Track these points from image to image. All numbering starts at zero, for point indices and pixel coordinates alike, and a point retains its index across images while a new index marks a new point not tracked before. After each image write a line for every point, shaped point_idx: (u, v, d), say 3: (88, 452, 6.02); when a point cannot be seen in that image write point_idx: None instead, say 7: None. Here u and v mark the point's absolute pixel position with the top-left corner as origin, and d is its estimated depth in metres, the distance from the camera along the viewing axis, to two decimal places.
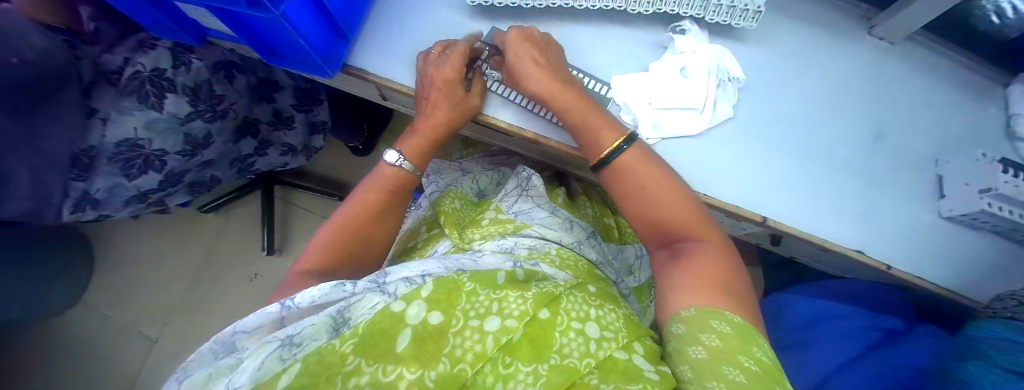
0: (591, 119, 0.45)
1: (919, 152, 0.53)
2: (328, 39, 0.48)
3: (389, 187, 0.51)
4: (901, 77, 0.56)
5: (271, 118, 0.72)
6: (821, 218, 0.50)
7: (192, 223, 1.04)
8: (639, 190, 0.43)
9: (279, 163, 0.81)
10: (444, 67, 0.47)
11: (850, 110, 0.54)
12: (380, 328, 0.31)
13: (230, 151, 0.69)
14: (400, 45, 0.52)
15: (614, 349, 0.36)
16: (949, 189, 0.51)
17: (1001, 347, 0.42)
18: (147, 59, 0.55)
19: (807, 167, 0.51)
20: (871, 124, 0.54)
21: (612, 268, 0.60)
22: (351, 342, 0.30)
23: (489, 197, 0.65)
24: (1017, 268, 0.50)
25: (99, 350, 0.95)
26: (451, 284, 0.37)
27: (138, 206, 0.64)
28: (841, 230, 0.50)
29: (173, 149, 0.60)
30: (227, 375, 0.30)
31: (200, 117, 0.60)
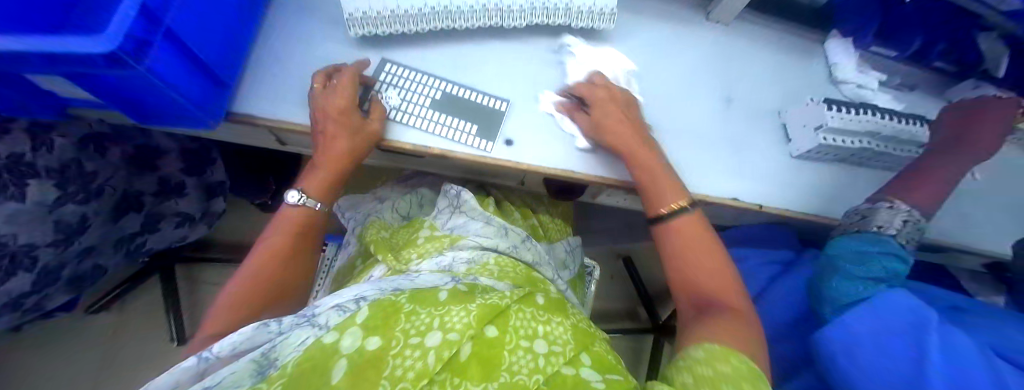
0: (656, 179, 0.50)
1: (765, 108, 0.63)
2: (207, 91, 0.46)
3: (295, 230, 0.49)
4: (740, 50, 0.66)
5: (156, 189, 0.67)
6: (706, 177, 0.57)
7: (80, 332, 0.89)
8: (691, 248, 0.47)
9: (176, 236, 0.75)
10: (332, 96, 0.48)
11: (706, 83, 0.63)
12: (309, 363, 0.31)
13: (111, 232, 0.63)
14: (286, 88, 0.51)
15: (562, 364, 0.37)
16: (793, 134, 0.61)
17: (858, 259, 0.50)
18: (1, 146, 0.50)
19: (684, 136, 0.59)
20: (724, 92, 0.63)
21: (549, 263, 0.63)
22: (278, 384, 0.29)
23: (421, 216, 0.66)
24: (856, 186, 0.62)
25: None
26: (389, 307, 0.37)
27: (10, 316, 0.55)
28: (723, 185, 0.57)
29: (44, 241, 0.53)
30: None
31: (71, 199, 0.54)
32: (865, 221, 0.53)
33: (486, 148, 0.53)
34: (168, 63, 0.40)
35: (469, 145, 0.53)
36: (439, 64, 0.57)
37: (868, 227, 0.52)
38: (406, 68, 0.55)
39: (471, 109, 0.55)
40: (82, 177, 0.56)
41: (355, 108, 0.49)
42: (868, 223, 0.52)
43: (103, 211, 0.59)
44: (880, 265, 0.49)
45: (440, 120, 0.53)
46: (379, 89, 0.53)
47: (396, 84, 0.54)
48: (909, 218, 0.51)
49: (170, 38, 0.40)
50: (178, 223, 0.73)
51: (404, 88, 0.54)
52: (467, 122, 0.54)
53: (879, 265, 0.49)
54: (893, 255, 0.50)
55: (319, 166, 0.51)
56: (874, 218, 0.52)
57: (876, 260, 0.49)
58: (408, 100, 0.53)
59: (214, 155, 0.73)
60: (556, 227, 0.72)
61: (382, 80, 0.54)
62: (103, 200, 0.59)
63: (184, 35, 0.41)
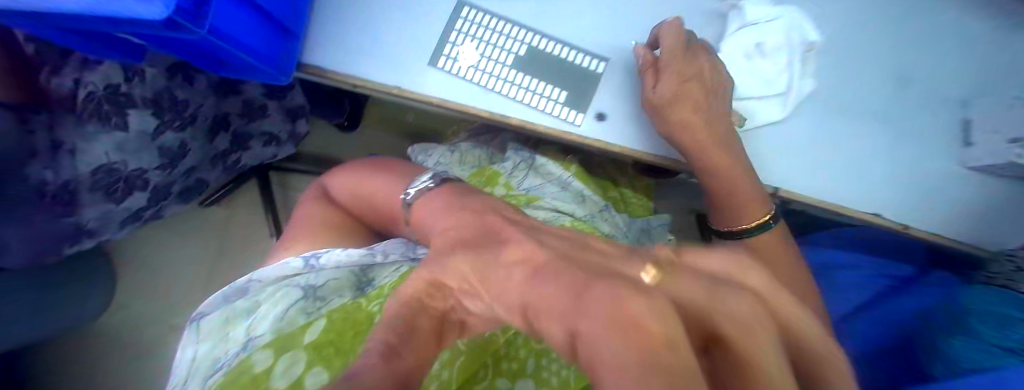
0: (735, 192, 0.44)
1: (944, 95, 0.48)
2: (276, 43, 0.43)
3: (373, 165, 0.57)
4: (917, 7, 0.50)
5: (241, 108, 0.66)
6: (839, 182, 0.46)
7: (197, 217, 0.97)
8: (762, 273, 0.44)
9: (267, 155, 0.74)
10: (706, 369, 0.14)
11: (869, 53, 0.48)
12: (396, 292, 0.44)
13: (208, 151, 0.65)
14: (363, 37, 0.46)
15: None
16: (978, 137, 0.46)
17: (996, 322, 0.43)
18: (96, 77, 0.52)
19: (823, 125, 0.47)
20: (893, 69, 0.48)
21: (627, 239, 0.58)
22: (376, 304, 0.43)
23: (487, 165, 0.64)
24: None
25: (124, 352, 0.90)
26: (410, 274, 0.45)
27: (135, 224, 0.64)
28: (859, 192, 0.46)
29: (151, 166, 0.58)
30: (243, 319, 0.45)
31: (168, 127, 0.57)
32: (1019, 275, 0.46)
33: (576, 122, 0.46)
34: (231, 18, 0.37)
35: (555, 116, 0.46)
36: (527, 12, 0.48)
37: (1007, 279, 0.46)
38: (490, 16, 0.47)
39: (561, 72, 0.47)
40: (174, 107, 0.57)
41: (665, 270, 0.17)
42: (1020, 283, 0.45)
43: (199, 138, 0.62)
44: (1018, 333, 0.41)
45: (522, 83, 0.46)
46: (455, 41, 0.46)
47: (477, 36, 0.47)
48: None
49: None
50: (264, 141, 0.72)
51: (484, 42, 0.47)
52: (556, 88, 0.46)
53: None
54: None
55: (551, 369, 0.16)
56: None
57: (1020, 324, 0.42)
58: (488, 56, 0.46)
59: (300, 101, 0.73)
60: (638, 202, 0.68)
61: (458, 29, 0.47)
62: (195, 126, 0.60)
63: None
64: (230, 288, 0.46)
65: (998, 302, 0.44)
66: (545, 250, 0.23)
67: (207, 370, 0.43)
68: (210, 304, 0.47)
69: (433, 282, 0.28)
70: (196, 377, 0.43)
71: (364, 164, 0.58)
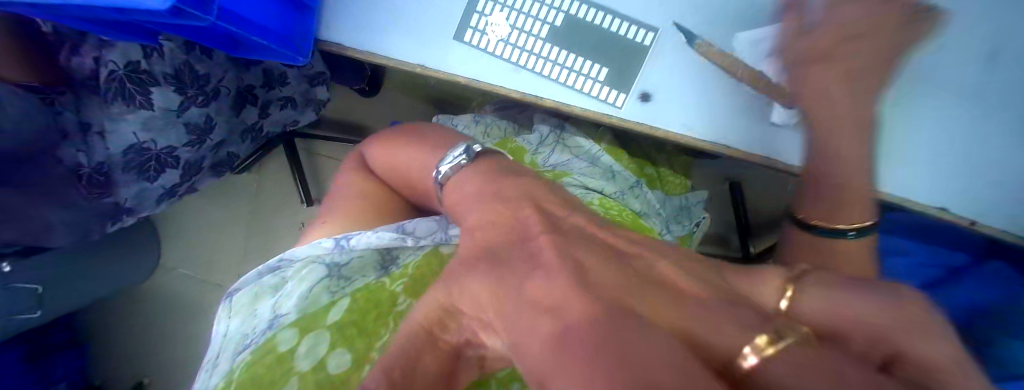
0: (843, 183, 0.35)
1: None
2: (289, 20, 0.40)
3: (404, 131, 0.53)
4: None
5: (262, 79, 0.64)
6: (953, 185, 0.40)
7: (231, 185, 0.99)
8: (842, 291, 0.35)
9: (287, 119, 0.73)
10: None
11: None
12: (422, 273, 0.43)
13: (236, 125, 0.64)
14: (382, 9, 0.43)
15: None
16: None
17: None
18: (115, 55, 0.50)
19: (945, 117, 0.39)
20: None
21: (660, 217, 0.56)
22: (398, 283, 0.42)
23: (513, 136, 0.60)
24: None
25: (176, 308, 0.97)
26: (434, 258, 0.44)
27: (171, 199, 0.65)
28: (979, 197, 0.40)
29: (179, 143, 0.57)
30: (272, 294, 0.43)
31: (192, 102, 0.55)
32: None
33: (616, 104, 0.42)
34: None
35: (593, 98, 0.42)
36: None
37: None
38: None
39: (600, 45, 0.42)
40: (195, 81, 0.55)
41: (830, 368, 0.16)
42: None
43: (224, 112, 0.60)
44: None
45: (557, 58, 0.41)
46: (483, 12, 0.42)
47: (506, 3, 0.42)
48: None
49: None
50: (282, 104, 0.69)
51: (515, 11, 0.42)
52: (593, 64, 0.41)
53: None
54: None
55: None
56: None
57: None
58: (518, 28, 0.41)
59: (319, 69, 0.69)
60: (675, 180, 0.63)
61: None
62: (219, 100, 0.58)
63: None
64: (264, 267, 0.44)
65: None
66: (584, 283, 0.21)
67: (236, 344, 0.41)
68: (244, 278, 0.45)
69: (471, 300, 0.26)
70: (227, 353, 0.41)
71: (395, 131, 0.54)
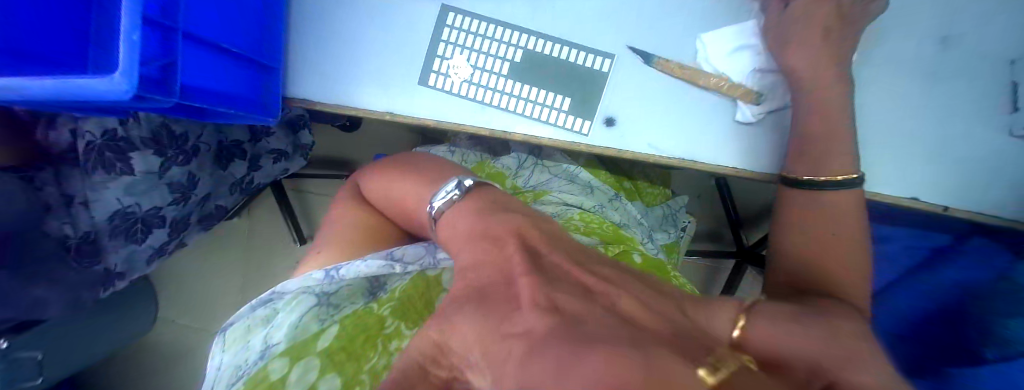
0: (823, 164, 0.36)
1: None
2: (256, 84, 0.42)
3: (398, 163, 0.53)
4: None
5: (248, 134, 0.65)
6: (931, 179, 0.42)
7: (224, 231, 1.00)
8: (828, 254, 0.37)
9: (280, 172, 0.72)
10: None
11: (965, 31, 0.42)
12: (411, 296, 0.43)
13: (223, 179, 0.65)
14: (346, 62, 0.44)
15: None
16: None
17: None
18: (92, 126, 0.51)
19: (910, 122, 0.42)
20: (998, 43, 0.41)
21: (641, 225, 0.56)
22: (386, 307, 0.42)
23: (490, 161, 0.61)
24: None
25: (180, 358, 0.98)
26: (423, 285, 0.44)
27: (161, 257, 0.65)
28: (951, 188, 0.42)
29: (164, 202, 0.58)
30: (260, 327, 0.41)
31: (174, 162, 0.56)
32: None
33: (583, 131, 0.43)
34: (201, 73, 0.36)
35: (561, 127, 0.43)
36: (519, 8, 0.43)
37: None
38: (475, 20, 0.43)
39: (560, 75, 0.43)
40: (175, 142, 0.56)
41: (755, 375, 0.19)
42: None
43: (207, 167, 0.61)
44: None
45: (520, 93, 0.43)
46: (443, 56, 0.43)
47: (464, 44, 0.43)
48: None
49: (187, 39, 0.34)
50: (274, 158, 0.70)
51: (473, 50, 0.43)
52: (557, 95, 0.43)
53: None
54: None
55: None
56: None
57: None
58: (479, 67, 0.43)
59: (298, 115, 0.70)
60: (653, 191, 0.65)
61: (445, 39, 0.43)
62: (200, 157, 0.59)
63: (202, 32, 0.35)
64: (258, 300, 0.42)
65: None
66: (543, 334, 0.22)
67: (227, 380, 0.40)
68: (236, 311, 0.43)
69: (454, 350, 0.27)
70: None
71: (390, 163, 0.54)
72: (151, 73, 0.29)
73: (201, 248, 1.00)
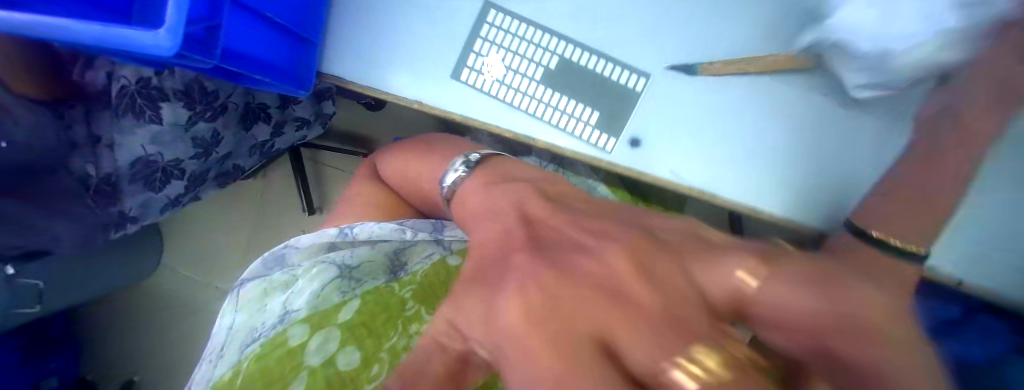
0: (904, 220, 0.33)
1: None
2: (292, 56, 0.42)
3: (424, 144, 0.52)
4: None
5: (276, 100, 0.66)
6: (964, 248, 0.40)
7: (236, 190, 1.01)
8: None
9: (298, 138, 0.74)
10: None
11: None
12: (430, 282, 0.46)
13: (244, 140, 0.65)
14: (382, 44, 0.44)
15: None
16: None
17: None
18: (128, 71, 0.52)
19: None
20: None
21: None
22: (407, 290, 0.45)
23: None
24: None
25: (177, 307, 1.00)
26: (442, 270, 0.47)
27: (174, 208, 0.66)
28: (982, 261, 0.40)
29: (186, 155, 0.59)
30: (280, 292, 0.43)
31: (201, 117, 0.57)
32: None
33: (605, 148, 0.43)
34: None
35: (586, 140, 0.43)
36: (561, 14, 0.43)
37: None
38: (516, 21, 0.43)
39: (593, 87, 0.43)
40: (205, 98, 0.57)
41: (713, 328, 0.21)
42: None
43: (231, 126, 0.62)
44: None
45: (550, 100, 0.42)
46: (479, 53, 0.43)
47: (502, 44, 0.43)
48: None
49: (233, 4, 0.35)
50: (297, 126, 0.71)
51: (510, 51, 0.43)
52: (586, 107, 0.42)
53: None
54: None
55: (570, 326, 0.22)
56: None
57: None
58: (513, 69, 0.42)
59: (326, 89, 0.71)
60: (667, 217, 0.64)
61: (483, 36, 0.43)
62: (227, 115, 0.60)
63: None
64: (269, 257, 0.42)
65: None
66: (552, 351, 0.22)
67: (243, 340, 0.42)
68: (249, 274, 0.43)
69: (458, 346, 0.27)
70: (229, 351, 0.40)
71: (416, 143, 0.53)
72: (197, 34, 0.30)
73: (211, 204, 1.02)
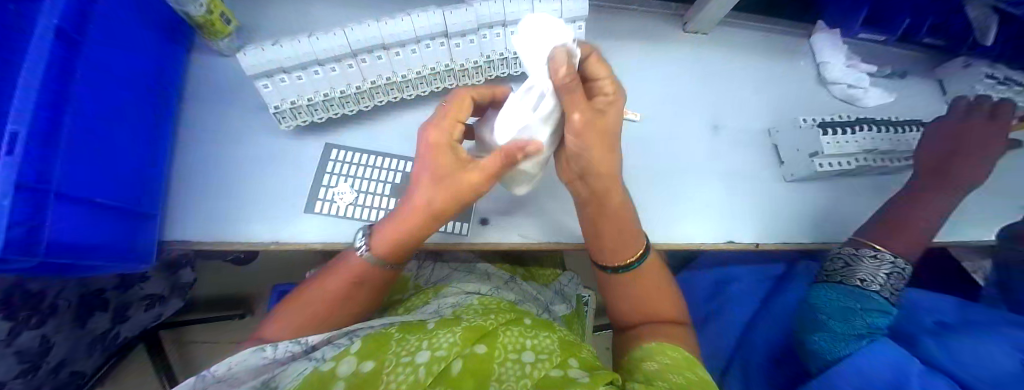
0: (625, 224, 0.47)
1: (775, 126, 0.61)
2: (130, 230, 0.42)
3: (353, 278, 0.45)
4: (732, 71, 0.64)
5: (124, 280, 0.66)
6: (731, 220, 0.56)
7: None
8: (648, 289, 0.49)
9: (151, 317, 0.78)
10: (439, 147, 0.41)
11: (722, 111, 0.61)
12: (369, 352, 0.40)
13: (82, 336, 0.66)
14: (230, 199, 0.47)
15: (549, 369, 0.43)
16: (786, 158, 0.59)
17: (841, 315, 0.48)
18: None
19: (713, 178, 0.57)
20: (714, 117, 0.60)
21: (536, 300, 0.66)
22: (341, 367, 0.38)
23: None
24: (839, 201, 0.59)
25: None
26: (382, 339, 0.42)
27: None
28: (744, 225, 0.56)
29: (9, 376, 0.55)
30: None
31: (25, 326, 0.55)
32: (846, 270, 0.52)
33: (461, 232, 0.50)
34: (72, 224, 0.37)
35: (443, 230, 0.49)
36: (393, 138, 0.51)
37: (851, 278, 0.51)
38: (357, 152, 0.49)
39: None
40: (30, 299, 0.56)
41: (449, 148, 0.42)
42: (851, 273, 0.51)
43: (63, 326, 0.61)
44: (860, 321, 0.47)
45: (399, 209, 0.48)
46: (328, 184, 0.48)
47: (348, 174, 0.49)
48: (890, 270, 0.51)
49: (65, 196, 0.36)
50: (147, 304, 0.76)
51: (357, 178, 0.48)
52: None
53: (861, 321, 0.47)
54: (877, 311, 0.48)
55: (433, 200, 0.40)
56: (858, 270, 0.51)
57: (856, 314, 0.48)
58: (363, 191, 0.48)
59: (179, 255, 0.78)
60: (546, 272, 0.76)
61: (330, 171, 0.48)
62: (58, 314, 0.60)
63: (78, 191, 0.37)
64: None
65: (848, 299, 0.49)
66: None
67: None
68: None
69: None
70: None
71: (340, 278, 0.45)
72: (15, 235, 0.31)
73: None
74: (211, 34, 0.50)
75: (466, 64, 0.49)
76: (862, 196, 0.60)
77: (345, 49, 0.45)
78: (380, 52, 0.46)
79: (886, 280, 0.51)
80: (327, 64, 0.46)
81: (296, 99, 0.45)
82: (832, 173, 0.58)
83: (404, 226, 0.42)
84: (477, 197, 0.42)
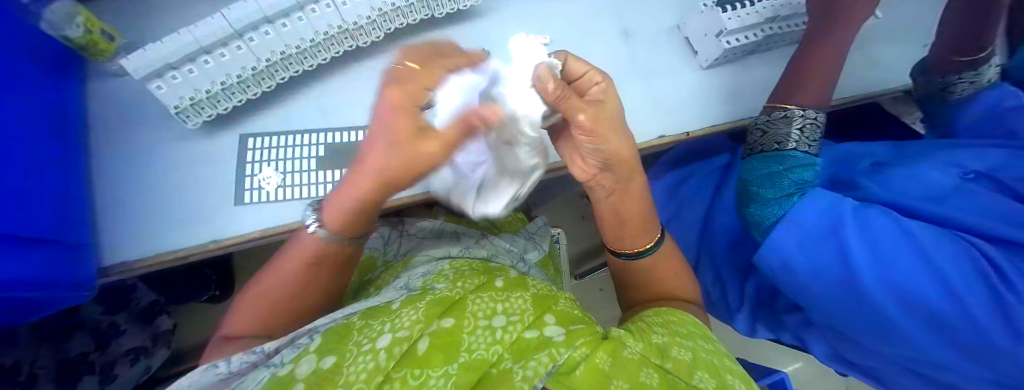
0: (643, 216, 0.52)
1: (678, 19, 0.63)
2: (70, 259, 0.40)
3: (308, 258, 0.44)
4: None
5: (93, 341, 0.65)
6: (659, 114, 0.57)
7: None
8: (665, 269, 0.55)
9: (144, 373, 0.70)
10: (400, 115, 0.34)
11: (628, 17, 0.62)
12: (332, 345, 0.37)
13: None
14: (163, 214, 0.46)
15: (523, 331, 0.38)
16: (698, 46, 0.60)
17: (769, 180, 0.52)
18: None
19: (635, 80, 0.58)
20: (622, 25, 0.61)
21: (510, 249, 0.67)
22: (303, 366, 0.35)
23: None
24: (752, 73, 0.62)
25: None
26: (342, 330, 0.39)
27: None
28: (671, 117, 0.57)
29: None
30: None
31: None
32: (767, 138, 0.55)
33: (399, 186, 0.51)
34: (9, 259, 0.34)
35: None
36: (308, 114, 0.51)
37: (770, 144, 0.54)
38: (273, 136, 0.49)
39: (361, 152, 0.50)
40: (6, 374, 0.52)
41: (412, 123, 0.35)
42: (770, 139, 0.54)
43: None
44: (785, 184, 0.50)
45: (331, 179, 0.48)
46: (252, 172, 0.48)
47: (269, 158, 0.49)
48: (804, 123, 0.53)
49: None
50: (133, 359, 0.68)
51: (280, 160, 0.48)
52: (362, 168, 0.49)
53: (787, 181, 0.50)
54: (805, 166, 0.51)
55: (392, 182, 0.37)
56: (775, 136, 0.54)
57: (784, 175, 0.51)
58: (288, 171, 0.48)
59: (130, 280, 0.73)
60: (509, 219, 0.79)
61: (251, 160, 0.48)
62: (39, 385, 0.56)
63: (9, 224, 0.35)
64: None
65: (775, 165, 0.52)
66: None
67: None
68: None
69: None
70: None
71: (296, 260, 0.44)
72: None
73: None
74: (97, 56, 0.50)
75: (358, 22, 0.50)
76: (773, 67, 0.63)
77: (227, 30, 0.45)
78: (265, 27, 0.46)
79: (801, 138, 0.53)
80: (215, 51, 0.45)
81: (194, 95, 0.45)
82: (743, 50, 0.60)
83: (355, 193, 0.39)
84: (433, 171, 0.37)
